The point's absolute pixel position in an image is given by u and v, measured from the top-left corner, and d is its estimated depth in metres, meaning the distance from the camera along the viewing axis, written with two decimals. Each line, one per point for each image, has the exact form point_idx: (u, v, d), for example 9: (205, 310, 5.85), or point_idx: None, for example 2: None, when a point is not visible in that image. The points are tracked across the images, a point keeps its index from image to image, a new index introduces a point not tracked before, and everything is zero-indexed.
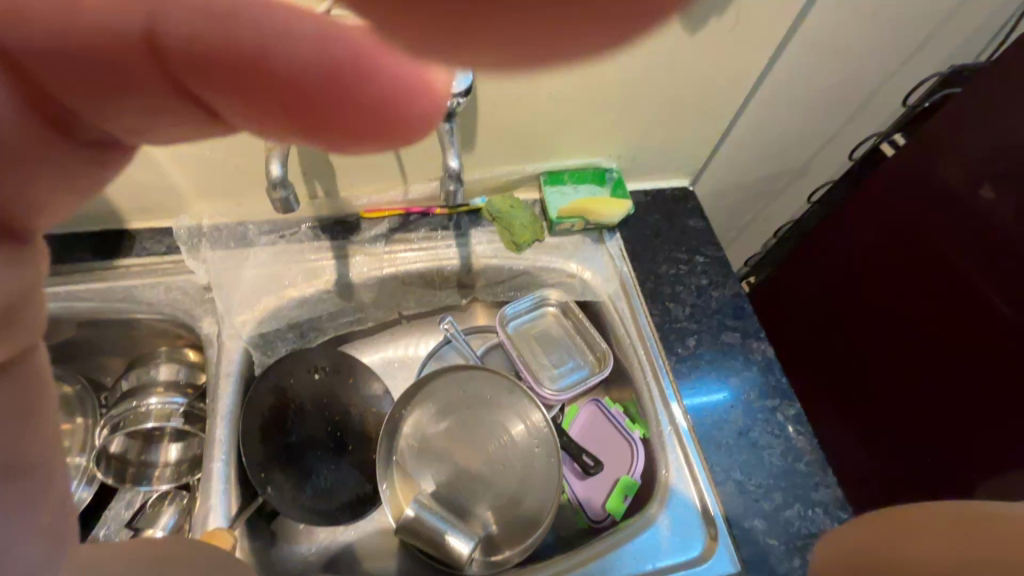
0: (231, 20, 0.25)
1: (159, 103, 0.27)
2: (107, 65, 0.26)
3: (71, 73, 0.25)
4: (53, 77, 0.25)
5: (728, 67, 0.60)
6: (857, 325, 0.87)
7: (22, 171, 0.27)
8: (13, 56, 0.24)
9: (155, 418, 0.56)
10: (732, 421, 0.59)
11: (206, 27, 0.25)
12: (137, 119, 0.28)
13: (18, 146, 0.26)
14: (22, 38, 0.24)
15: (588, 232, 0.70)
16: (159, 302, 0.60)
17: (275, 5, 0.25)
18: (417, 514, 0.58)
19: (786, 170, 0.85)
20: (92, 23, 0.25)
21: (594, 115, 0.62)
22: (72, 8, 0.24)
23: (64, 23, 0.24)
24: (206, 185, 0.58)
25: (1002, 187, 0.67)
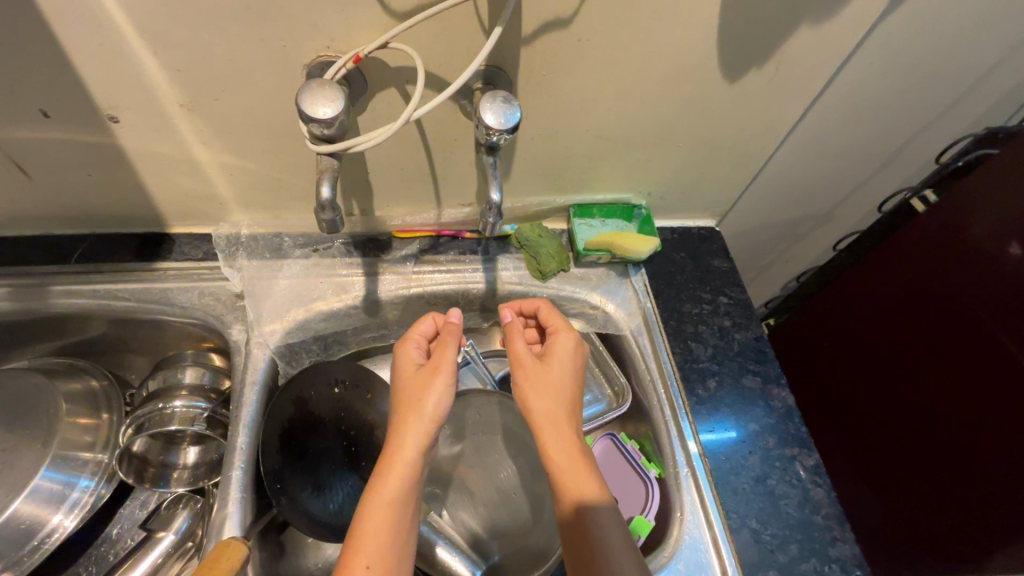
0: (408, 344, 0.55)
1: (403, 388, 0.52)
2: (402, 386, 0.52)
3: (405, 394, 0.51)
4: (402, 397, 0.51)
5: (762, 115, 0.61)
6: (879, 378, 0.86)
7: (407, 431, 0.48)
8: (404, 402, 0.50)
9: (178, 421, 0.57)
10: (750, 466, 0.58)
11: (412, 349, 0.54)
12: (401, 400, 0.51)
13: (413, 411, 0.49)
14: (409, 380, 0.52)
15: (614, 265, 0.71)
16: (192, 306, 0.61)
17: (411, 335, 0.56)
18: (427, 535, 0.59)
19: (809, 214, 0.86)
20: (406, 370, 0.53)
21: (627, 152, 0.63)
22: (401, 370, 0.53)
23: (397, 385, 0.52)
24: (247, 196, 0.60)
25: None
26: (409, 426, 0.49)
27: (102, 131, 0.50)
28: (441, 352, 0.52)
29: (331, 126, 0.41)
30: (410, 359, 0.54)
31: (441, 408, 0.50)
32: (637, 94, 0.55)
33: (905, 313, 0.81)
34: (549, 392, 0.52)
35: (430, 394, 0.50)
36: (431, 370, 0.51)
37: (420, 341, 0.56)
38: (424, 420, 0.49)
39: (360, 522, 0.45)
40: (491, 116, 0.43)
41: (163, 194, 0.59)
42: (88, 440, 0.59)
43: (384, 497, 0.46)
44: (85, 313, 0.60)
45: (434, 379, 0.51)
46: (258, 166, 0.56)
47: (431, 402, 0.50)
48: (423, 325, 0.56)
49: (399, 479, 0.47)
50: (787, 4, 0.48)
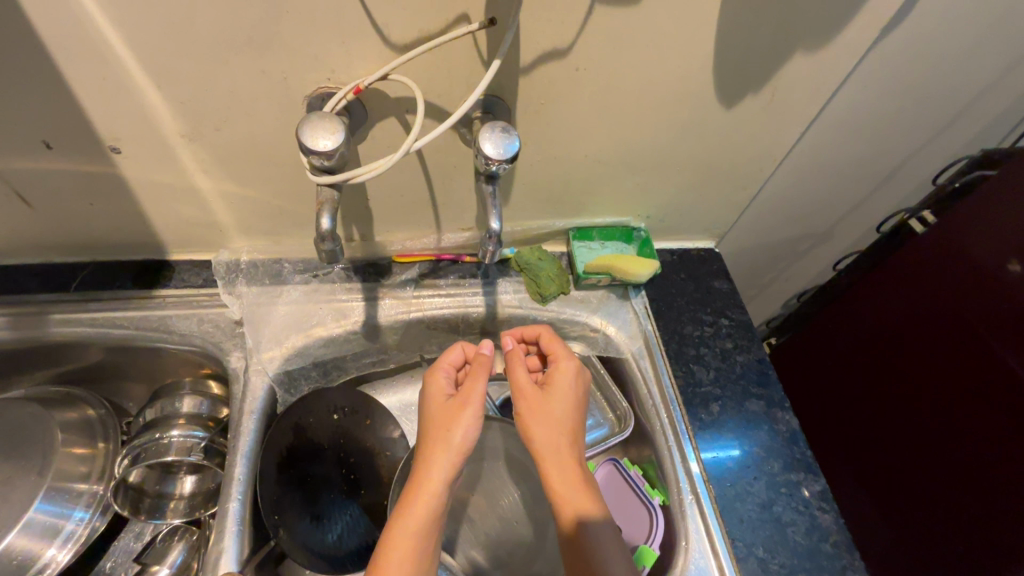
0: (438, 373, 0.54)
1: (431, 418, 0.51)
2: (431, 416, 0.51)
3: (435, 424, 0.50)
4: (431, 428, 0.50)
5: (759, 138, 0.62)
6: (883, 398, 0.85)
7: (433, 464, 0.48)
8: (432, 435, 0.50)
9: (175, 451, 0.56)
10: (755, 493, 0.57)
11: (442, 377, 0.54)
12: (429, 431, 0.50)
13: (440, 442, 0.49)
14: (438, 409, 0.51)
15: (614, 287, 0.71)
16: (190, 333, 0.61)
17: (442, 363, 0.55)
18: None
19: (807, 233, 0.86)
20: (438, 399, 0.52)
21: (626, 176, 0.63)
22: (432, 400, 0.52)
23: (427, 415, 0.52)
24: (248, 222, 0.61)
25: None
26: (436, 460, 0.48)
27: (104, 161, 0.50)
28: (471, 384, 0.51)
29: (331, 158, 0.41)
30: (441, 390, 0.53)
31: (468, 441, 0.49)
32: (634, 120, 0.55)
33: (906, 333, 0.81)
34: (556, 424, 0.51)
35: (458, 426, 0.49)
36: (459, 401, 0.51)
37: (449, 369, 0.55)
38: (451, 453, 0.48)
39: (382, 558, 0.44)
40: (489, 145, 0.44)
41: (163, 222, 0.59)
42: (83, 470, 0.58)
43: (405, 531, 0.45)
44: (82, 341, 0.59)
45: (463, 412, 0.50)
46: (258, 194, 0.57)
47: (458, 435, 0.49)
48: (451, 356, 0.56)
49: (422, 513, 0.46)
50: (781, 33, 0.49)
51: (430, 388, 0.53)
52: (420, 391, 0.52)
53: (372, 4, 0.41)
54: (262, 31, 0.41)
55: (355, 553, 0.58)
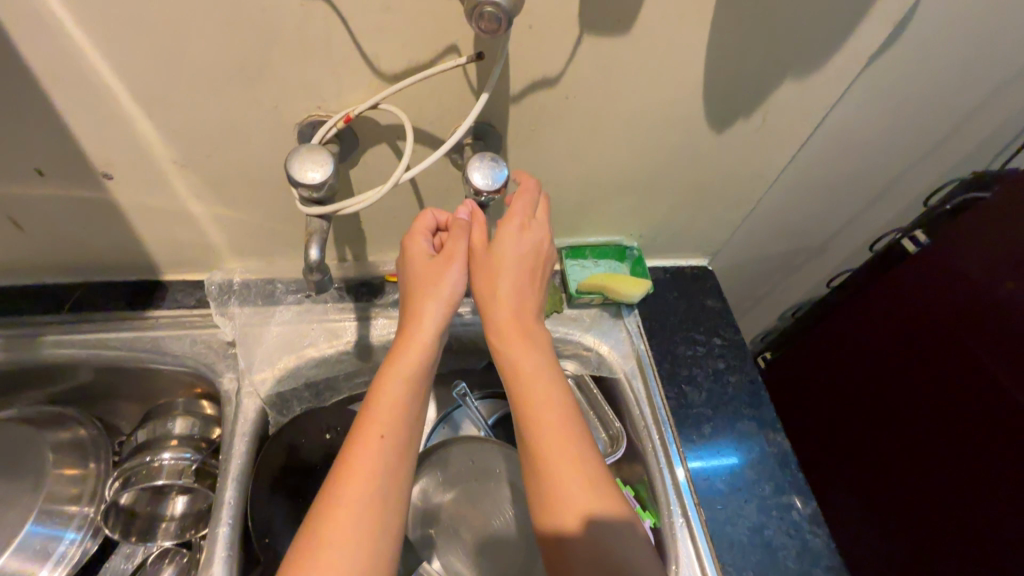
0: (421, 230, 0.51)
1: (418, 276, 0.49)
2: (417, 272, 0.49)
3: (423, 282, 0.49)
4: (419, 285, 0.49)
5: (750, 160, 0.62)
6: (876, 415, 0.85)
7: (425, 321, 0.48)
8: (420, 292, 0.48)
9: (166, 474, 0.57)
10: (746, 516, 0.57)
11: (424, 237, 0.50)
12: (416, 289, 0.49)
13: (431, 296, 0.48)
14: (424, 267, 0.49)
15: (607, 306, 0.71)
16: (182, 354, 0.61)
17: (423, 220, 0.51)
18: None
19: (800, 248, 0.87)
20: (422, 260, 0.49)
21: (617, 197, 0.63)
22: (417, 258, 0.49)
23: (413, 272, 0.49)
24: (241, 243, 0.61)
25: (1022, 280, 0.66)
26: (427, 311, 0.48)
27: (96, 186, 0.50)
28: (456, 243, 0.49)
29: (320, 189, 0.41)
30: (422, 251, 0.50)
31: (457, 296, 0.49)
32: (625, 144, 0.56)
33: (899, 350, 0.81)
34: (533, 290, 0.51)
35: (447, 284, 0.48)
36: (434, 276, 0.49)
37: (430, 228, 0.51)
38: (441, 306, 0.48)
39: (373, 405, 0.44)
40: (478, 175, 0.44)
41: (156, 244, 0.59)
42: (74, 492, 0.58)
43: (397, 385, 0.45)
44: (74, 363, 0.60)
45: (450, 271, 0.49)
46: (251, 217, 0.57)
47: (447, 290, 0.48)
48: (428, 219, 0.52)
49: (394, 400, 0.45)
50: (770, 61, 0.49)
51: (412, 245, 0.50)
52: (405, 249, 0.49)
53: (362, 35, 0.41)
54: (252, 62, 0.42)
55: None
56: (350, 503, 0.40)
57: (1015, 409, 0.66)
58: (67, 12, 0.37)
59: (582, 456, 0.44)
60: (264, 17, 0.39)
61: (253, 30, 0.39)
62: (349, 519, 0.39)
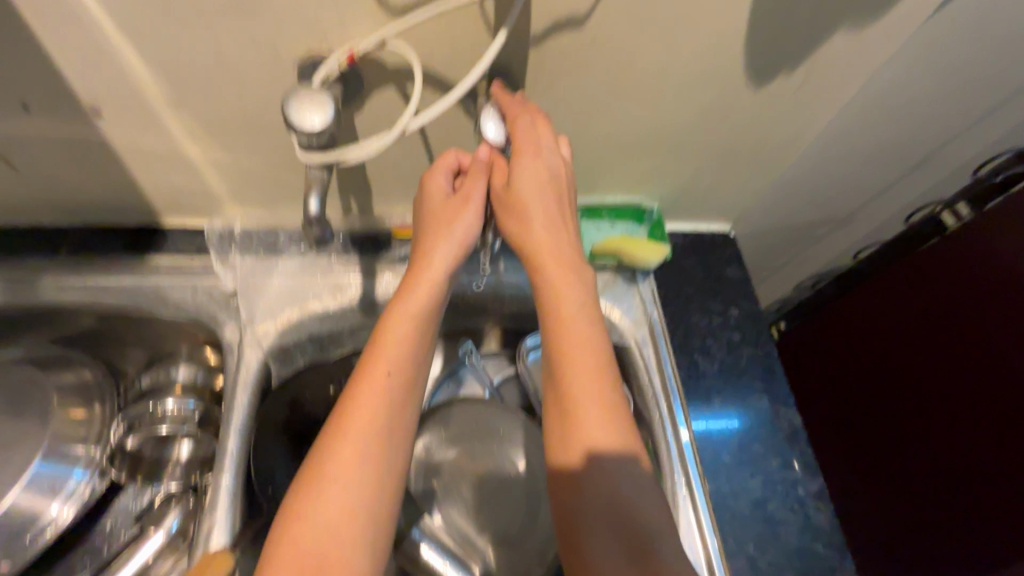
0: (438, 172, 0.48)
1: (433, 216, 0.47)
2: (433, 212, 0.47)
3: (438, 222, 0.47)
4: (434, 227, 0.47)
5: (788, 121, 0.57)
6: (879, 391, 0.83)
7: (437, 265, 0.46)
8: (435, 231, 0.46)
9: (170, 423, 0.58)
10: (751, 490, 0.57)
11: (439, 179, 0.48)
12: (431, 230, 0.47)
13: (448, 236, 0.46)
14: (438, 208, 0.47)
15: (622, 270, 0.68)
16: (183, 302, 0.59)
17: (441, 160, 0.49)
18: (418, 540, 0.58)
19: (829, 217, 0.82)
20: (438, 202, 0.47)
21: (641, 157, 0.59)
22: (433, 200, 0.47)
23: (429, 212, 0.47)
24: (242, 190, 0.58)
25: None
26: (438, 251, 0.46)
27: (86, 125, 0.47)
28: (471, 183, 0.46)
29: (320, 136, 0.38)
30: (438, 189, 0.48)
31: (471, 237, 0.47)
32: (654, 99, 0.51)
33: (914, 327, 0.78)
34: (553, 230, 0.47)
35: (461, 223, 0.46)
36: (448, 216, 0.46)
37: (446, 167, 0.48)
38: (452, 247, 0.46)
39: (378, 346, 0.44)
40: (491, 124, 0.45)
41: (154, 188, 0.56)
42: (82, 433, 0.59)
43: (404, 323, 0.45)
44: (75, 307, 0.58)
45: (464, 211, 0.46)
46: (251, 163, 0.54)
47: (460, 230, 0.46)
48: (449, 156, 0.49)
49: (400, 347, 0.44)
50: (824, 8, 0.44)
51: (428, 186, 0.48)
52: (426, 190, 0.48)
53: None
54: None
55: None
56: (354, 440, 0.40)
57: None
58: None
59: (596, 406, 0.42)
60: None
61: None
62: (347, 464, 0.39)
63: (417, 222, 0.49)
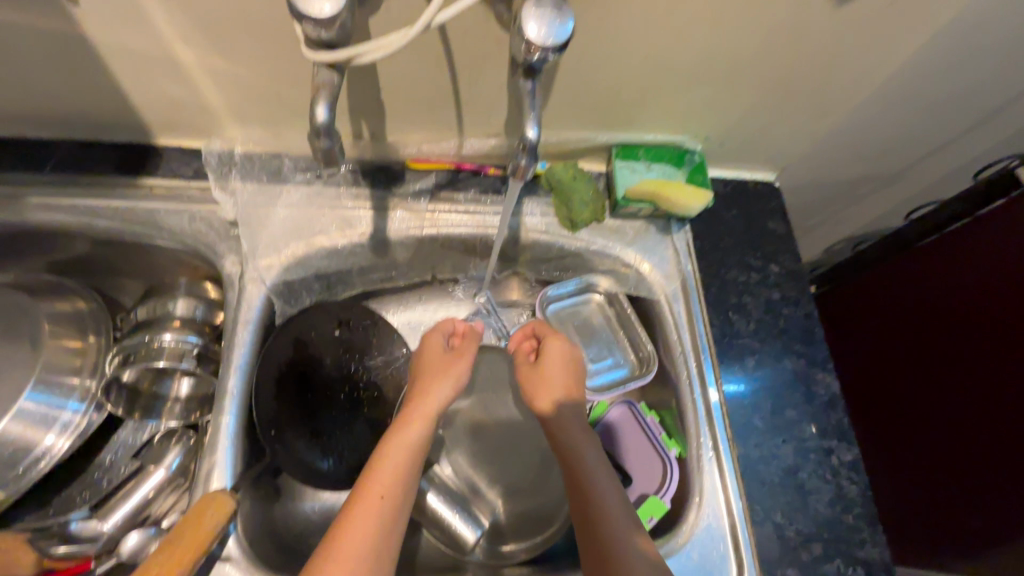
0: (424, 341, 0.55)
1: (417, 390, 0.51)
2: (417, 377, 0.53)
3: (431, 373, 0.52)
4: (427, 375, 0.52)
5: (864, 50, 0.50)
6: (915, 359, 0.79)
7: (433, 387, 0.50)
8: (419, 392, 0.51)
9: (166, 356, 0.52)
10: (781, 457, 0.53)
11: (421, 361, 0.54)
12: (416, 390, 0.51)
13: (442, 370, 0.52)
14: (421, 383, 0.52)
15: (655, 218, 0.62)
16: (180, 230, 0.55)
17: (428, 337, 0.55)
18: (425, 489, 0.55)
19: (883, 171, 0.75)
20: (417, 381, 0.53)
21: (689, 87, 0.52)
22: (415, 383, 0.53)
23: (419, 367, 0.53)
24: (241, 106, 0.52)
25: None
26: (433, 389, 0.50)
27: (62, 15, 0.41)
28: (465, 343, 0.55)
29: (330, 27, 0.32)
30: (435, 346, 0.55)
31: (462, 380, 0.52)
32: (716, 13, 0.44)
33: (963, 295, 0.72)
34: (563, 372, 0.54)
35: (440, 386, 0.50)
36: (443, 367, 0.52)
37: (420, 366, 0.54)
38: (447, 382, 0.51)
39: (373, 465, 0.44)
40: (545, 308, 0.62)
41: (144, 99, 0.50)
42: (76, 364, 0.56)
43: (403, 447, 0.45)
44: (63, 230, 0.54)
45: (452, 367, 0.53)
46: (251, 74, 0.48)
47: (439, 398, 0.50)
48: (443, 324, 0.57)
49: (414, 430, 0.47)
50: None
51: (415, 376, 0.53)
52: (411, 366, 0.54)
53: None
54: None
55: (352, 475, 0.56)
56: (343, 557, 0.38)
57: None
58: None
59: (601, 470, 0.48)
60: None
61: None
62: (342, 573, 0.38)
63: (412, 378, 0.54)
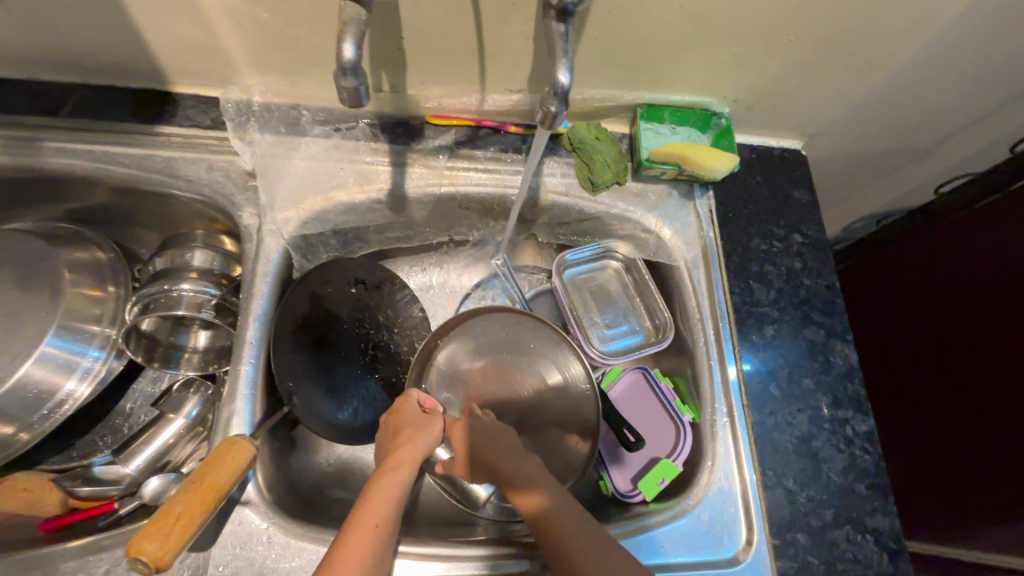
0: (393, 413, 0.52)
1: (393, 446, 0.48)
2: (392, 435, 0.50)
3: (406, 431, 0.49)
4: (407, 427, 0.50)
5: (908, 7, 0.47)
6: (940, 337, 0.78)
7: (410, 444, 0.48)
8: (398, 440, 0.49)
9: (186, 306, 0.53)
10: (796, 425, 0.53)
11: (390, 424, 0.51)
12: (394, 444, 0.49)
13: (420, 429, 0.50)
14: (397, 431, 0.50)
15: (678, 183, 0.61)
16: (198, 180, 0.54)
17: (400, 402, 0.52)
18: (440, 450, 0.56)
19: (915, 143, 0.72)
20: (394, 430, 0.50)
21: (723, 43, 0.50)
22: (388, 437, 0.50)
23: (391, 427, 0.51)
24: (260, 53, 0.51)
25: None
26: (409, 449, 0.47)
27: None
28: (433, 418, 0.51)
29: None
30: (409, 409, 0.52)
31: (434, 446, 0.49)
32: None
33: (995, 271, 0.71)
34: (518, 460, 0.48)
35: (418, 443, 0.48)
36: (418, 424, 0.50)
37: (391, 427, 0.51)
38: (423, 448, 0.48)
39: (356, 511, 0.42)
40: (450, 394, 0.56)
41: (161, 42, 0.49)
42: (96, 312, 0.56)
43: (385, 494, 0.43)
44: (81, 177, 0.54)
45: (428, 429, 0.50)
46: (271, 17, 0.46)
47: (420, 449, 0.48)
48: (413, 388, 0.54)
49: (400, 474, 0.45)
50: None
51: (386, 432, 0.51)
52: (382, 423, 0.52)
53: None
54: None
55: (368, 428, 0.58)
56: None
57: None
58: None
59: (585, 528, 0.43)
60: None
61: None
62: None
63: (383, 436, 0.51)
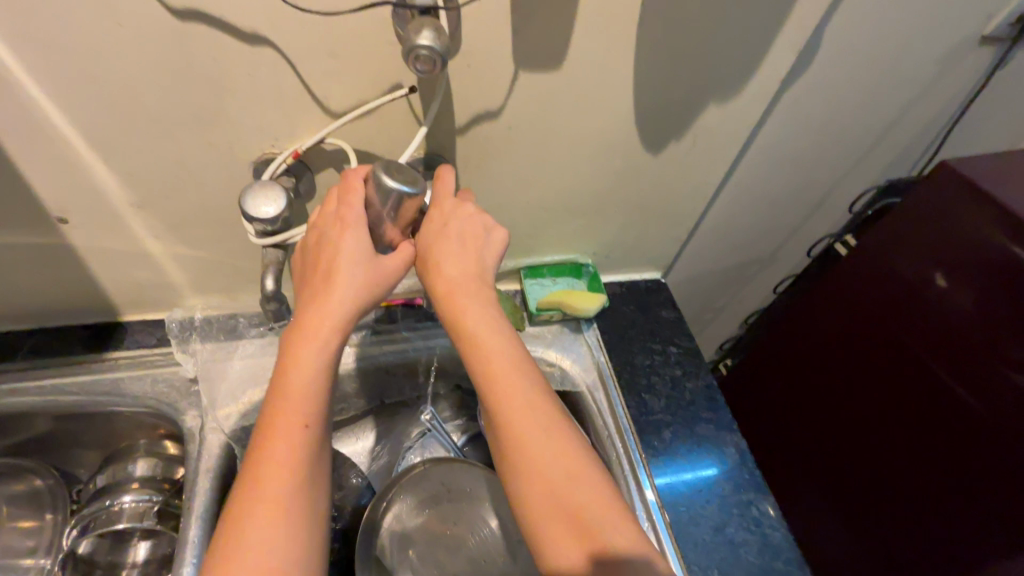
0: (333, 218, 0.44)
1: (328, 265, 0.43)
2: (322, 248, 0.44)
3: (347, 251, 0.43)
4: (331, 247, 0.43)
5: (687, 181, 0.66)
6: (818, 409, 0.88)
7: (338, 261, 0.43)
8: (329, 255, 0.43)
9: (127, 518, 0.56)
10: (708, 515, 0.60)
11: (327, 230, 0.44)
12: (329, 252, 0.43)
13: (346, 244, 0.43)
14: (329, 237, 0.43)
15: (567, 321, 0.73)
16: (144, 394, 0.61)
17: (339, 214, 0.43)
18: None
19: (751, 258, 0.92)
20: (332, 238, 0.43)
21: (567, 219, 0.67)
22: (327, 239, 0.43)
23: (332, 228, 0.43)
24: (202, 281, 0.62)
25: (954, 275, 0.66)
26: (327, 298, 0.42)
27: (51, 232, 0.51)
28: (339, 234, 0.43)
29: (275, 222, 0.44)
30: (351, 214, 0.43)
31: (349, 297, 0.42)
32: (571, 167, 0.59)
33: (834, 357, 0.84)
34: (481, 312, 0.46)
35: (337, 286, 0.42)
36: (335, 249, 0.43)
37: (323, 233, 0.44)
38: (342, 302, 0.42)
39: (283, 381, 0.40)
40: (394, 179, 0.41)
41: (114, 285, 0.59)
42: (30, 544, 0.59)
43: (311, 362, 0.41)
44: (26, 412, 0.58)
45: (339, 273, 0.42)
46: (210, 254, 0.58)
47: (337, 297, 0.42)
48: (355, 187, 0.43)
49: (316, 341, 0.41)
50: (691, 90, 0.53)
51: (326, 225, 0.44)
52: (320, 226, 0.44)
53: (310, 77, 0.43)
54: (204, 108, 0.44)
55: None
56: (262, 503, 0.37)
57: (959, 407, 0.67)
58: (18, 61, 0.38)
59: (534, 401, 0.44)
60: (214, 66, 0.41)
61: (205, 78, 0.42)
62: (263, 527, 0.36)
63: (310, 243, 0.44)
